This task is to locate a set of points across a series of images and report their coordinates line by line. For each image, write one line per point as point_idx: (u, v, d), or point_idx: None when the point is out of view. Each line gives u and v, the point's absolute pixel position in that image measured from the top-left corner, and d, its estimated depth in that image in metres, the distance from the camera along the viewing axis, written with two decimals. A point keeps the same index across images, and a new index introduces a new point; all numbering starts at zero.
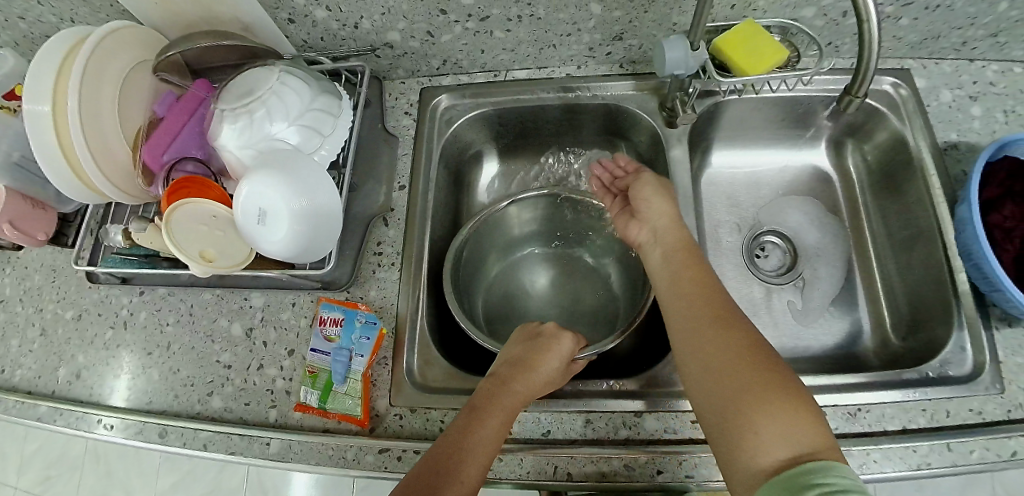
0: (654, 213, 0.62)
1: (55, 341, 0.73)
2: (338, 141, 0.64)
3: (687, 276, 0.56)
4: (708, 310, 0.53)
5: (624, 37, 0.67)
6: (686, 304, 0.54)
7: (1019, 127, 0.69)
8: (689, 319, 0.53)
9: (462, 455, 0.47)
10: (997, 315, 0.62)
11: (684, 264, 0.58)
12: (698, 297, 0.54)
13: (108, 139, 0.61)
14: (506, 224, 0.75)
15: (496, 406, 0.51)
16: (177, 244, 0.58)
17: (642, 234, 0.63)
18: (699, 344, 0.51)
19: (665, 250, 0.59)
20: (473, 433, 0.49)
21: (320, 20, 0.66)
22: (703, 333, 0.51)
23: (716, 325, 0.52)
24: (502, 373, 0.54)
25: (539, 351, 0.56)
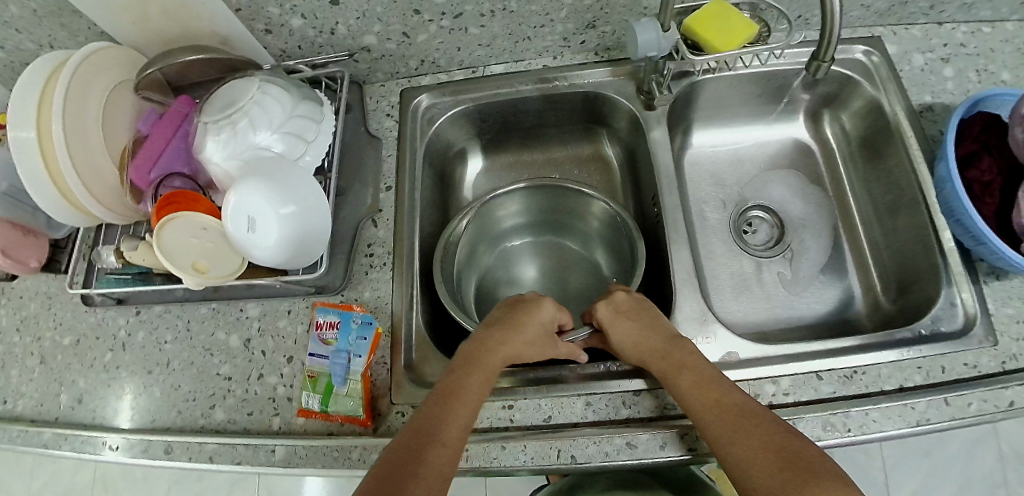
0: (648, 320, 0.58)
1: (55, 369, 0.73)
2: (321, 147, 0.65)
3: (649, 354, 0.55)
4: (708, 389, 0.50)
5: (596, 24, 0.68)
6: (684, 393, 0.51)
7: (991, 85, 0.71)
8: (703, 409, 0.49)
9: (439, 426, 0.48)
10: (984, 270, 0.63)
11: (638, 334, 0.57)
12: (680, 375, 0.52)
13: (95, 159, 0.62)
14: (494, 215, 0.75)
15: (473, 374, 0.52)
16: (169, 257, 0.58)
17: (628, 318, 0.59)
18: (722, 433, 0.47)
19: (612, 326, 0.58)
20: (449, 403, 0.50)
21: (296, 29, 0.67)
22: (716, 419, 0.48)
23: (724, 408, 0.49)
24: (478, 338, 0.56)
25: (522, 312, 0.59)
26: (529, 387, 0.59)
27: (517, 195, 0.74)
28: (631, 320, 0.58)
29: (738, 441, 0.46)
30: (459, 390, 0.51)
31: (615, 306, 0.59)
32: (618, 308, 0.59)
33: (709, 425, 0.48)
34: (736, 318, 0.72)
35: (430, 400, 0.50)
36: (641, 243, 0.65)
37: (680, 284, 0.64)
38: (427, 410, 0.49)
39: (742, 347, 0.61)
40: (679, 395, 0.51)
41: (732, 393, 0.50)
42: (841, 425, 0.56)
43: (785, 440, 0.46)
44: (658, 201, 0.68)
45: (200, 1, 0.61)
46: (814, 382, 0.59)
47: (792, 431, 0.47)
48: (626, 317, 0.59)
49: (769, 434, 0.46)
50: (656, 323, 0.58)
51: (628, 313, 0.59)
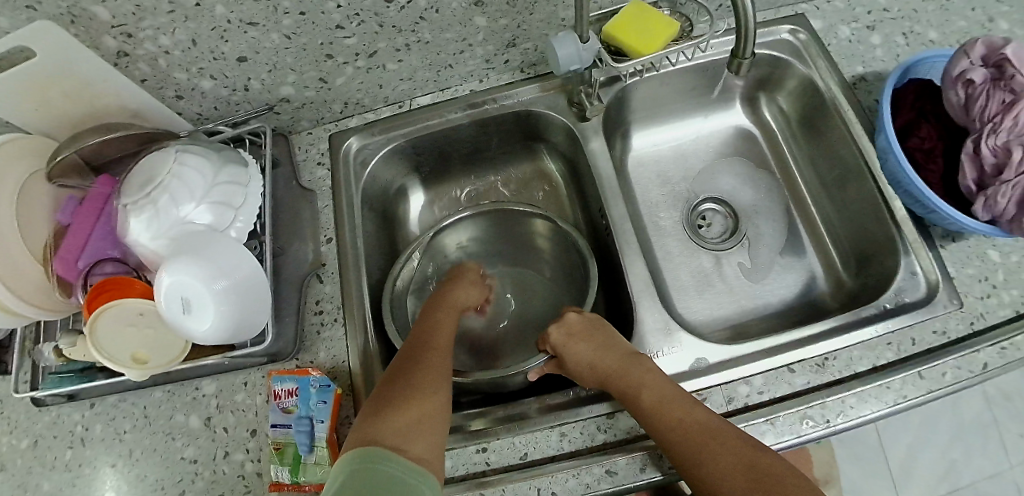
0: (602, 340, 0.58)
1: (16, 474, 0.68)
2: (252, 210, 0.63)
3: (606, 375, 0.55)
4: (670, 409, 0.50)
5: (517, 42, 0.66)
6: (645, 412, 0.51)
7: (920, 46, 0.72)
8: (667, 431, 0.49)
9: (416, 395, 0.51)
10: (939, 234, 0.63)
11: (594, 355, 0.57)
12: (640, 395, 0.51)
13: (14, 259, 0.60)
14: (443, 249, 0.74)
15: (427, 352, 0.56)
16: (105, 352, 0.56)
17: (580, 339, 0.59)
18: (691, 453, 0.47)
19: (566, 348, 0.58)
20: (418, 375, 0.53)
21: (208, 91, 0.64)
22: (681, 438, 0.48)
23: (688, 427, 0.48)
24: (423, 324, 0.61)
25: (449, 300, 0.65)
26: (501, 426, 0.58)
27: (465, 225, 0.74)
28: (584, 340, 0.58)
29: (706, 459, 0.47)
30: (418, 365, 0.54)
31: (568, 329, 0.60)
32: (571, 331, 0.60)
33: (674, 446, 0.48)
34: (703, 316, 0.72)
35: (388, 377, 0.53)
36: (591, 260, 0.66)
37: (639, 294, 0.63)
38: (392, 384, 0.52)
39: (710, 352, 0.61)
40: (641, 415, 0.51)
41: (692, 409, 0.50)
42: (817, 417, 0.56)
43: (751, 454, 0.46)
44: (606, 212, 0.67)
45: (100, 80, 0.58)
46: (788, 376, 0.58)
47: (762, 446, 0.47)
48: (579, 338, 0.59)
49: (734, 448, 0.47)
50: (610, 342, 0.57)
51: (581, 334, 0.59)
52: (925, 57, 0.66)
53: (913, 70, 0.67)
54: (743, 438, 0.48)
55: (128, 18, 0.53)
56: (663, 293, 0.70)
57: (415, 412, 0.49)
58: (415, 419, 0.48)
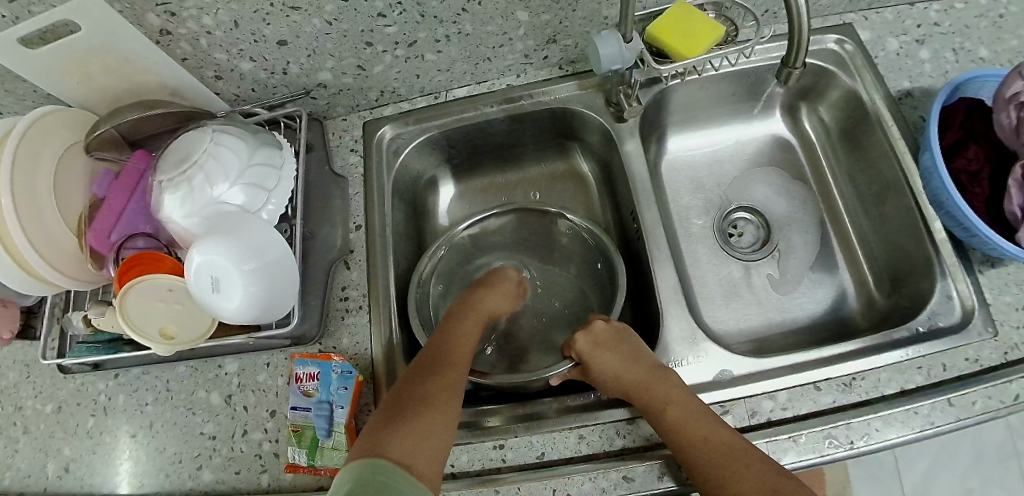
0: (628, 352, 0.57)
1: (40, 438, 0.70)
2: (284, 192, 0.63)
3: (631, 387, 0.54)
4: (695, 429, 0.49)
5: (558, 38, 0.66)
6: (669, 429, 0.50)
7: (970, 63, 0.70)
8: (691, 450, 0.48)
9: (424, 407, 0.50)
10: (978, 259, 0.62)
11: (619, 365, 0.56)
12: (665, 412, 0.51)
13: (51, 227, 0.60)
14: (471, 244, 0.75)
15: (444, 362, 0.55)
16: (134, 326, 0.56)
17: (604, 349, 0.58)
18: (715, 475, 0.47)
19: (591, 356, 0.58)
20: (428, 388, 0.52)
21: (246, 72, 0.65)
22: (705, 460, 0.47)
23: (713, 448, 0.48)
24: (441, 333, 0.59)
25: (474, 307, 0.64)
26: (519, 424, 0.57)
27: (494, 221, 0.74)
28: (609, 351, 0.57)
29: (729, 483, 0.46)
30: (431, 378, 0.53)
31: (593, 337, 0.59)
32: (596, 339, 0.59)
33: (697, 467, 0.48)
34: (728, 326, 0.71)
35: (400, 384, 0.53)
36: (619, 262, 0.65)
37: (666, 301, 0.62)
38: (400, 395, 0.52)
39: (733, 364, 0.60)
40: (665, 431, 0.50)
41: (717, 429, 0.49)
42: (842, 437, 0.55)
43: (773, 480, 0.46)
44: (638, 216, 0.66)
45: (141, 56, 0.59)
46: (813, 394, 0.57)
47: (785, 473, 0.47)
48: (605, 348, 0.58)
49: (759, 474, 0.46)
50: (637, 353, 0.57)
51: (606, 343, 0.59)
52: (977, 75, 0.64)
53: (961, 88, 0.65)
54: (768, 465, 0.47)
55: None
56: (691, 300, 0.69)
57: (426, 424, 0.48)
58: (422, 431, 0.48)
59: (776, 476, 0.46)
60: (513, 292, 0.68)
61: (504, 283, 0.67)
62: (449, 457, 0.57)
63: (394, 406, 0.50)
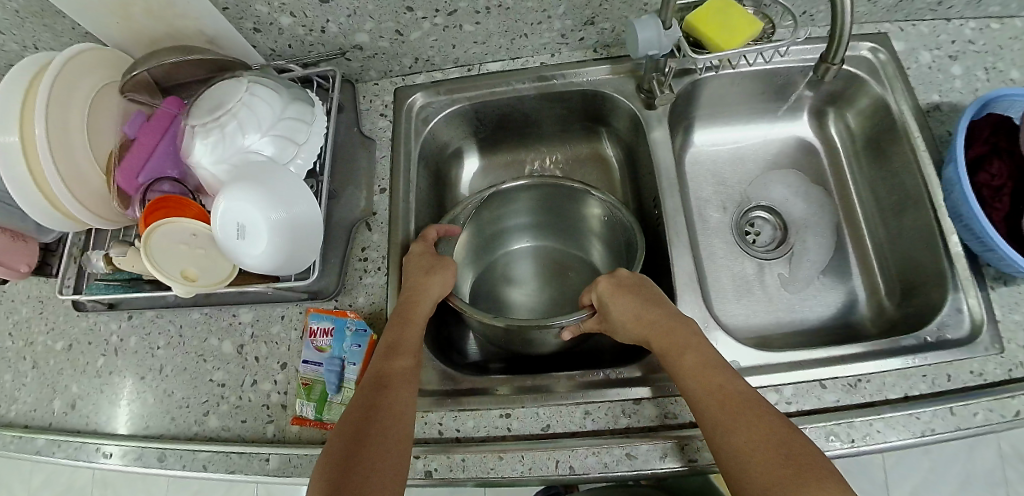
0: (647, 301, 0.58)
1: (49, 373, 0.71)
2: (314, 148, 0.64)
3: (651, 332, 0.56)
4: (709, 376, 0.52)
5: (595, 21, 0.66)
6: (682, 373, 0.53)
7: (1000, 83, 0.71)
8: (703, 395, 0.51)
9: (387, 423, 0.51)
10: (991, 275, 0.62)
11: (640, 311, 0.57)
12: (681, 357, 0.54)
13: (79, 162, 0.60)
14: (498, 213, 0.75)
15: (397, 370, 0.55)
16: (158, 266, 0.57)
17: (624, 296, 0.59)
18: (722, 421, 0.49)
19: (612, 300, 0.59)
20: (386, 399, 0.53)
21: (285, 27, 0.65)
22: (716, 403, 0.50)
23: (726, 395, 0.50)
24: (394, 330, 0.58)
25: (412, 293, 0.60)
26: (526, 396, 0.58)
27: (523, 194, 0.74)
28: (628, 296, 0.58)
29: (738, 429, 0.48)
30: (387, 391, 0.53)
31: (617, 281, 0.60)
32: (619, 283, 0.60)
33: (705, 409, 0.50)
34: (737, 321, 0.72)
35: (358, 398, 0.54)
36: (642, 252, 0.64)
37: (680, 288, 0.63)
38: (362, 404, 0.52)
39: (741, 355, 0.61)
40: (678, 375, 0.53)
41: (731, 380, 0.52)
42: (843, 435, 0.55)
43: (779, 432, 0.48)
44: (660, 203, 0.67)
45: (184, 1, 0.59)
46: (817, 391, 0.58)
47: (794, 432, 0.48)
48: (627, 291, 0.59)
49: (768, 424, 0.48)
50: (659, 301, 0.58)
51: (628, 288, 0.60)
52: (1009, 93, 0.64)
53: (991, 105, 0.65)
54: (778, 419, 0.49)
55: None
56: (705, 293, 0.70)
57: (390, 439, 0.50)
58: (386, 442, 0.50)
59: (785, 429, 0.48)
60: (426, 246, 0.64)
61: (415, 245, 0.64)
62: (456, 422, 0.57)
63: (353, 424, 0.51)
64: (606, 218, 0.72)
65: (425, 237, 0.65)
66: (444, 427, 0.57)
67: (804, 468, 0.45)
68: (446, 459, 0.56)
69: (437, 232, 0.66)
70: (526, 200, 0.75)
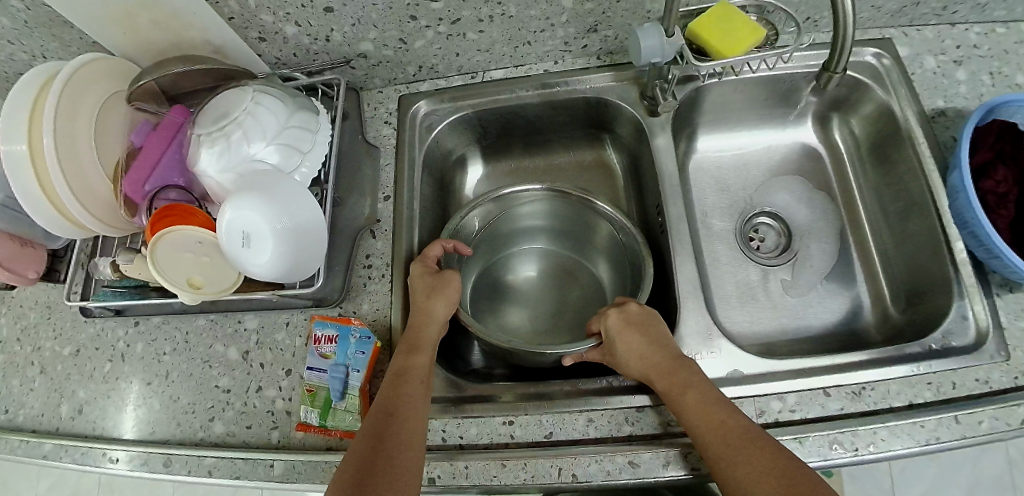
0: (653, 337, 0.58)
1: (57, 378, 0.71)
2: (318, 157, 0.64)
3: (654, 369, 0.56)
4: (713, 412, 0.51)
5: (598, 29, 0.67)
6: (687, 410, 0.52)
7: (1006, 88, 0.70)
8: (711, 435, 0.50)
9: (388, 458, 0.50)
10: (997, 282, 0.62)
11: (647, 348, 0.57)
12: (685, 393, 0.53)
13: (86, 173, 0.60)
14: (507, 214, 0.75)
15: (400, 405, 0.54)
16: (162, 273, 0.57)
17: (632, 335, 0.58)
18: (732, 461, 0.48)
19: (619, 335, 0.59)
20: (389, 428, 0.52)
21: (290, 37, 0.66)
22: (724, 442, 0.49)
23: (728, 430, 0.50)
24: (400, 365, 0.57)
25: (419, 318, 0.60)
26: (530, 402, 0.58)
27: (536, 198, 0.74)
28: (637, 335, 0.58)
29: (743, 462, 0.48)
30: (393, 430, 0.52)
31: (625, 316, 0.60)
32: (627, 318, 0.60)
33: (714, 446, 0.50)
34: (740, 328, 0.72)
35: (360, 437, 0.52)
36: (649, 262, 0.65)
37: (684, 295, 0.63)
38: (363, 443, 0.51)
39: (745, 363, 0.60)
40: (683, 412, 0.52)
41: (734, 415, 0.51)
42: (847, 443, 0.56)
43: (790, 470, 0.47)
44: (663, 210, 0.67)
45: (192, 12, 0.60)
46: (821, 399, 0.58)
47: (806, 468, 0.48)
48: (634, 328, 0.59)
49: (777, 460, 0.48)
50: (664, 339, 0.58)
51: (637, 324, 0.59)
52: (1013, 99, 0.64)
53: (997, 111, 0.65)
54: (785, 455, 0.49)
55: None
56: (708, 300, 0.70)
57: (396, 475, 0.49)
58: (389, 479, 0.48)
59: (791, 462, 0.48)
60: (427, 266, 0.64)
61: (414, 268, 0.64)
62: (459, 429, 0.58)
63: (353, 459, 0.50)
64: (608, 223, 0.72)
65: (426, 257, 0.65)
66: (447, 434, 0.58)
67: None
68: (449, 466, 0.56)
69: (439, 251, 0.65)
70: (527, 203, 0.75)
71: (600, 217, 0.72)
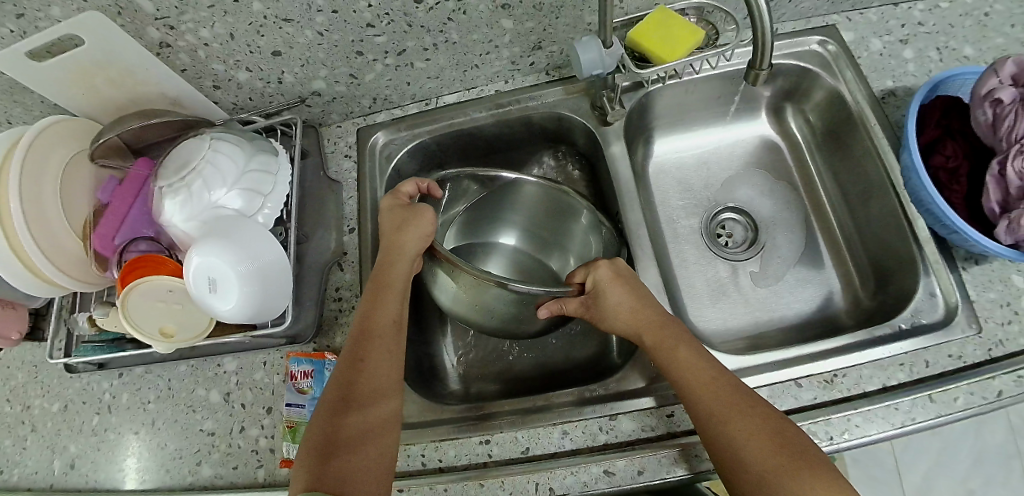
0: (637, 291, 0.60)
1: (47, 436, 0.72)
2: (279, 197, 0.65)
3: (641, 324, 0.58)
4: (700, 369, 0.54)
5: (543, 45, 0.68)
6: (676, 367, 0.54)
7: (954, 61, 0.71)
8: (698, 388, 0.52)
9: (364, 428, 0.52)
10: (962, 256, 0.63)
11: (634, 304, 0.59)
12: (675, 350, 0.55)
13: (55, 232, 0.62)
14: (492, 199, 0.76)
15: (376, 375, 0.55)
16: (136, 325, 0.60)
17: (620, 288, 0.59)
18: (712, 410, 0.51)
19: (610, 286, 0.59)
20: (364, 396, 0.54)
21: (243, 82, 0.67)
22: (710, 394, 0.52)
23: (718, 387, 0.52)
24: (366, 328, 0.58)
25: (392, 253, 0.62)
26: (505, 419, 0.59)
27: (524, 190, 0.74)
28: (624, 288, 0.59)
29: (729, 418, 0.50)
30: (358, 402, 0.53)
31: (616, 269, 0.60)
32: (618, 271, 0.60)
33: (698, 397, 0.52)
34: (714, 325, 0.72)
35: (330, 397, 0.54)
36: (626, 247, 0.67)
37: None
38: (336, 406, 0.53)
39: None
40: (670, 366, 0.55)
41: (721, 373, 0.54)
42: (822, 433, 0.56)
43: (775, 423, 0.50)
44: (622, 217, 0.69)
45: (143, 69, 0.62)
46: (794, 390, 0.58)
47: (784, 420, 0.50)
48: (624, 283, 0.60)
49: (763, 419, 0.50)
50: (648, 296, 0.60)
51: (625, 278, 0.60)
52: (957, 74, 0.65)
53: (943, 86, 0.66)
54: (764, 407, 0.51)
55: (171, 11, 0.55)
56: (676, 301, 0.71)
57: (372, 444, 0.51)
58: (366, 448, 0.51)
59: (780, 420, 0.50)
60: (398, 200, 0.66)
61: (388, 201, 0.66)
62: (438, 452, 0.58)
63: (327, 423, 0.52)
64: (588, 224, 0.72)
65: (399, 192, 0.67)
66: (427, 458, 0.58)
67: (811, 468, 0.46)
68: (430, 490, 0.56)
69: (412, 188, 0.68)
70: (510, 193, 0.75)
71: (580, 219, 0.73)
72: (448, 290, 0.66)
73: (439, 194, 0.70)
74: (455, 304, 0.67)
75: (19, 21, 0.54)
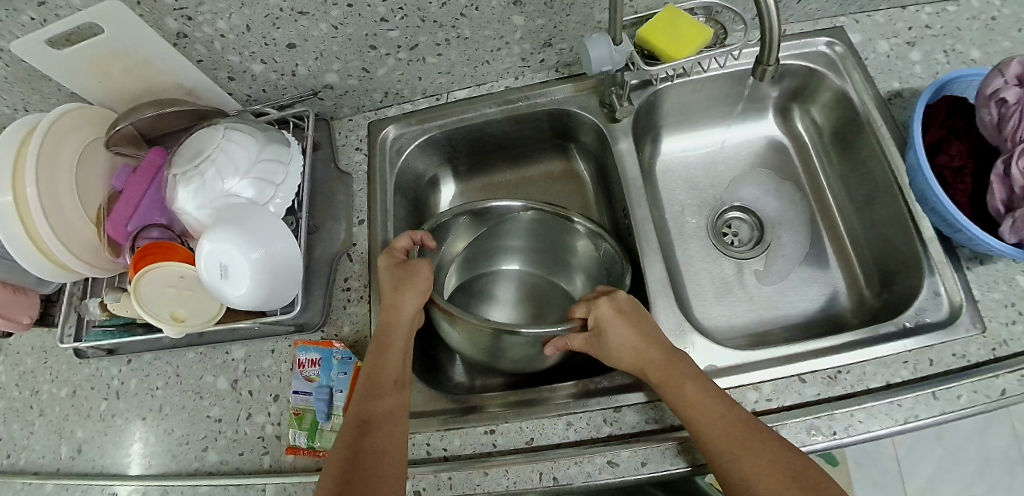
0: (639, 326, 0.59)
1: (55, 420, 0.73)
2: (291, 188, 0.66)
3: (646, 363, 0.57)
4: (710, 405, 0.53)
5: (553, 42, 0.69)
6: (684, 404, 0.54)
7: (961, 64, 0.72)
8: (707, 425, 0.52)
9: (379, 461, 0.52)
10: (966, 256, 0.63)
11: (637, 340, 0.58)
12: (682, 387, 0.54)
13: (70, 217, 0.63)
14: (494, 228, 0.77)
15: (385, 409, 0.56)
16: (147, 309, 0.60)
17: (621, 323, 0.59)
18: (722, 448, 0.51)
19: (613, 324, 0.59)
20: (376, 432, 0.54)
21: (258, 74, 0.69)
22: (720, 431, 0.51)
23: (727, 423, 0.52)
24: (373, 367, 0.58)
25: (388, 311, 0.62)
26: (510, 410, 0.60)
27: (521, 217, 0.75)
28: (626, 326, 0.59)
29: (739, 454, 0.50)
30: (373, 438, 0.54)
31: (617, 306, 0.60)
32: (620, 308, 0.60)
33: (708, 435, 0.52)
34: (718, 322, 0.73)
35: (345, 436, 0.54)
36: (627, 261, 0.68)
37: (655, 293, 0.65)
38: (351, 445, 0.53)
39: (719, 356, 0.62)
40: (678, 404, 0.54)
41: (730, 408, 0.53)
42: (826, 428, 0.56)
43: (784, 457, 0.50)
44: (629, 212, 0.70)
45: (160, 59, 0.63)
46: (797, 386, 0.59)
47: (794, 452, 0.51)
48: (627, 319, 0.59)
49: (773, 455, 0.50)
50: (652, 330, 0.59)
51: (628, 313, 0.60)
52: (962, 76, 0.65)
53: (949, 88, 0.67)
54: (773, 440, 0.51)
55: (189, 2, 0.56)
56: (680, 297, 0.71)
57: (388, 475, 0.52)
58: (382, 481, 0.51)
59: (788, 453, 0.50)
60: (393, 258, 0.65)
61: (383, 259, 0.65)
62: (443, 441, 0.59)
63: (343, 461, 0.52)
64: (590, 238, 0.72)
65: (393, 248, 0.66)
66: (432, 447, 0.59)
67: None
68: (435, 478, 0.57)
69: (406, 243, 0.67)
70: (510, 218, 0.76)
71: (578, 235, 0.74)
72: (452, 330, 0.66)
73: (433, 244, 0.69)
74: (461, 346, 0.68)
75: (41, 9, 0.55)
